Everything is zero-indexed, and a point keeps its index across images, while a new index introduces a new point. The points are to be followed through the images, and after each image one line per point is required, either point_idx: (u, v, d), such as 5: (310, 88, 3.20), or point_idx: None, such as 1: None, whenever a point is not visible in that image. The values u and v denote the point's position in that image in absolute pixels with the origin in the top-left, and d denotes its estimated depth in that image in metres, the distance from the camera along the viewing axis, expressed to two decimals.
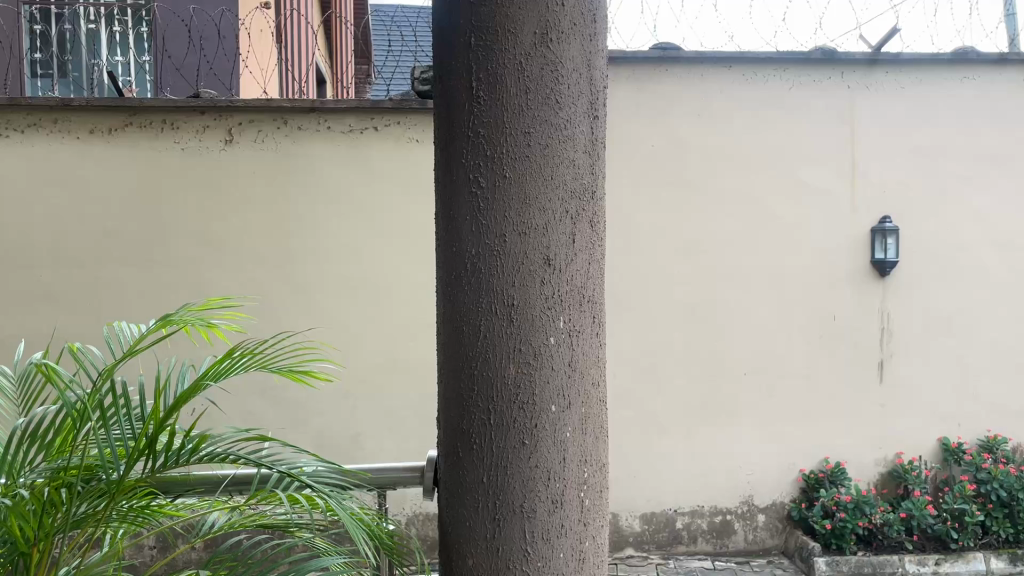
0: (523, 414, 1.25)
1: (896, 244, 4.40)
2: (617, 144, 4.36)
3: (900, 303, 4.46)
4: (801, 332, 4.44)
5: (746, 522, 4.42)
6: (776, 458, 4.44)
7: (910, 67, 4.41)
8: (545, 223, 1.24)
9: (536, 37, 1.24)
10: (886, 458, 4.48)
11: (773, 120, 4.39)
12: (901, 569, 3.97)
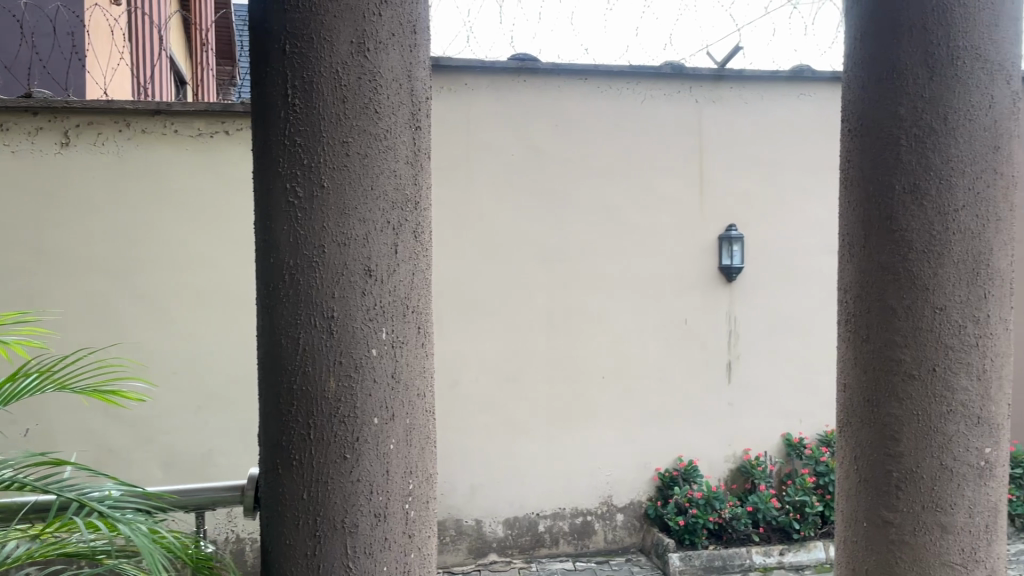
0: (343, 428, 1.23)
1: (741, 251, 4.64)
2: (477, 152, 4.39)
3: (746, 306, 4.70)
4: (656, 336, 4.60)
5: (606, 522, 4.53)
6: (633, 458, 4.58)
7: (752, 84, 4.67)
8: (365, 234, 1.23)
9: (352, 46, 1.22)
10: (735, 454, 4.71)
11: (626, 132, 4.53)
12: (748, 560, 4.18)
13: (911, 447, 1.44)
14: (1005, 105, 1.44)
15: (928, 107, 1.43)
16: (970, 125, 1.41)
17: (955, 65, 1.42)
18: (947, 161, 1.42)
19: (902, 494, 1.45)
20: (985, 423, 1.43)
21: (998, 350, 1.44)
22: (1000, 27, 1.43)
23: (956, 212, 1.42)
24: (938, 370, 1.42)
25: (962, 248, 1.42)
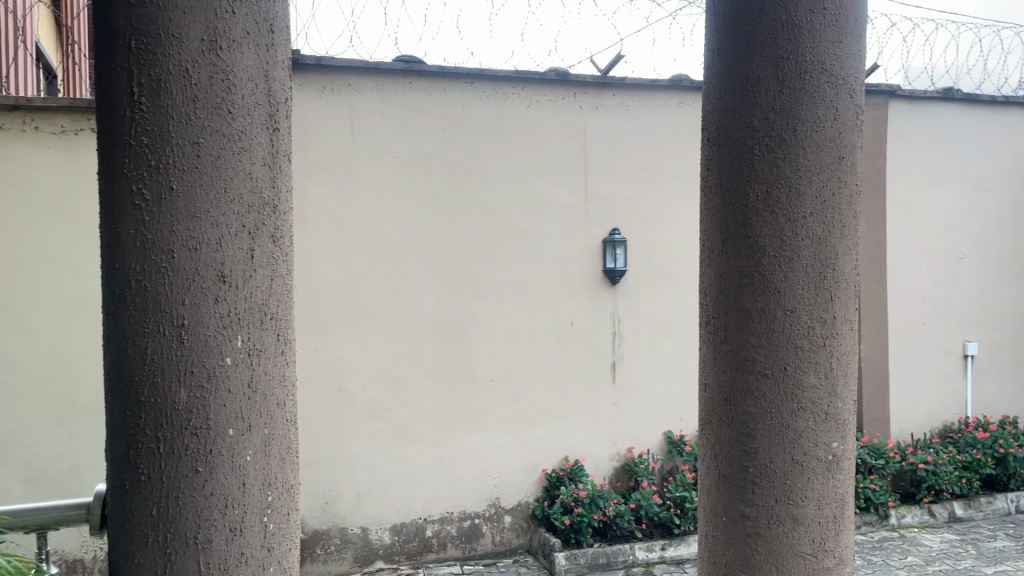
0: (195, 440, 1.18)
1: (624, 255, 4.75)
2: (362, 153, 4.34)
3: (630, 308, 4.82)
4: (542, 338, 4.66)
5: (494, 524, 4.55)
6: (521, 459, 4.62)
7: (634, 92, 4.80)
8: (218, 238, 1.19)
9: (203, 44, 1.18)
10: (619, 453, 4.82)
11: (511, 136, 4.58)
12: (631, 557, 4.27)
13: (765, 443, 1.51)
14: (849, 117, 1.52)
15: (778, 119, 1.50)
16: (816, 136, 1.49)
17: (803, 78, 1.49)
18: (796, 170, 1.50)
19: (757, 488, 1.51)
20: (833, 419, 1.51)
21: (845, 350, 1.53)
22: (845, 43, 1.51)
23: (804, 219, 1.49)
24: (789, 369, 1.50)
25: (810, 253, 1.50)
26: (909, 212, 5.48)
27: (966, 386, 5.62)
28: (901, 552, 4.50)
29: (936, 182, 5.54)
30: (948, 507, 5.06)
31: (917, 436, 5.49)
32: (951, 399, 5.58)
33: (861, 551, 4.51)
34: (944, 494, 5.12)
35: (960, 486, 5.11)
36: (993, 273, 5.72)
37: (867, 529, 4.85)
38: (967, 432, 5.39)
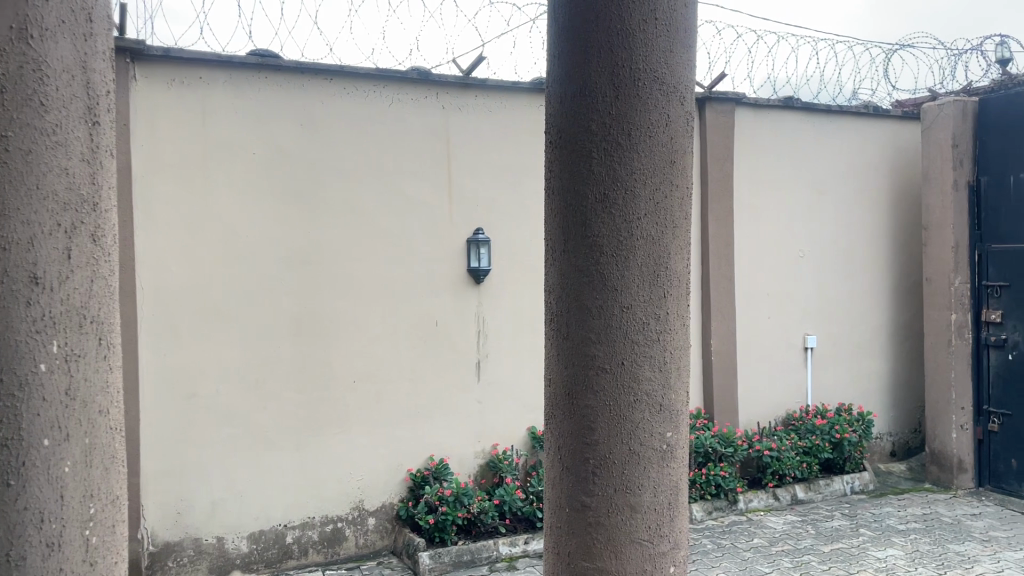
0: (7, 452, 1.09)
1: (488, 254, 4.81)
2: (214, 149, 4.19)
3: (493, 307, 4.88)
4: (405, 338, 4.64)
5: (357, 527, 4.49)
6: (384, 461, 4.59)
7: (496, 93, 4.86)
8: (30, 237, 1.11)
9: (11, 31, 1.11)
10: (483, 451, 4.87)
11: (373, 134, 4.54)
12: (495, 552, 4.34)
13: (605, 435, 1.57)
14: (681, 123, 1.60)
15: (614, 123, 1.57)
16: (650, 140, 1.57)
17: (637, 85, 1.56)
18: (631, 172, 1.57)
19: (597, 479, 1.57)
20: (667, 410, 1.59)
21: (677, 344, 1.61)
22: (676, 52, 1.59)
23: (639, 220, 1.57)
24: (626, 364, 1.56)
25: (645, 252, 1.57)
26: (755, 213, 5.80)
27: (807, 377, 6.01)
28: (747, 535, 4.76)
29: (778, 185, 5.90)
30: (790, 491, 5.40)
31: (764, 425, 5.83)
32: (793, 389, 5.95)
33: (712, 536, 4.74)
34: (787, 479, 5.45)
35: (801, 470, 5.46)
36: (830, 271, 6.14)
37: (718, 514, 5.11)
38: (807, 419, 5.77)
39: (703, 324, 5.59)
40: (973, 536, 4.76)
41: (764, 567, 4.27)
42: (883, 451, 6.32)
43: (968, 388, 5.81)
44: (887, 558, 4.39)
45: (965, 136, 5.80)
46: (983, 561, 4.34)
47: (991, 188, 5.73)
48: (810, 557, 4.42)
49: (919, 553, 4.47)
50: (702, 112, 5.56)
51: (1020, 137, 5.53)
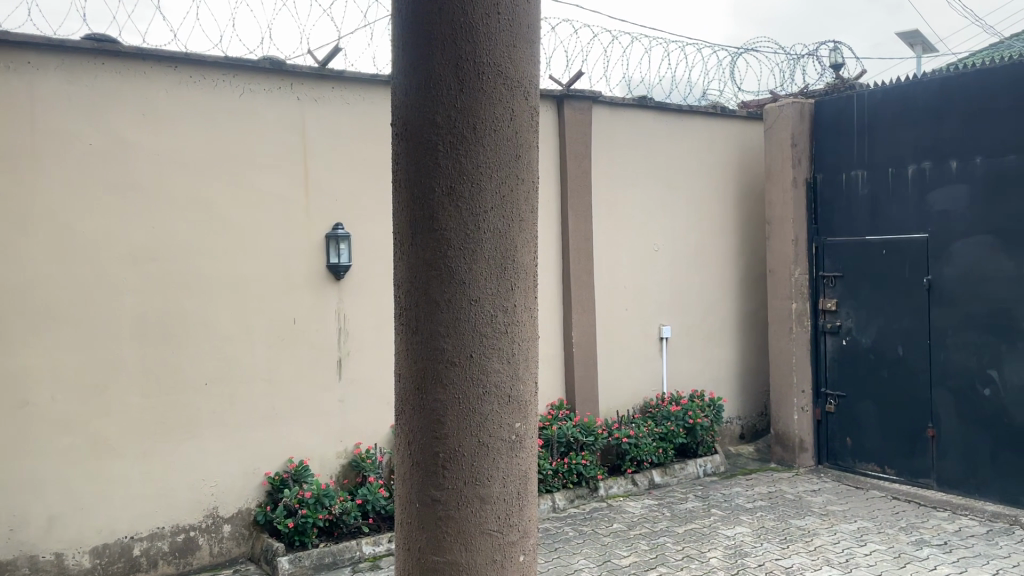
0: None
1: (348, 250, 4.76)
2: (47, 140, 3.91)
3: (353, 303, 4.83)
4: (261, 337, 4.51)
5: (211, 535, 4.32)
6: (240, 464, 4.44)
7: (353, 85, 4.82)
8: None
9: None
10: (345, 450, 4.82)
11: (224, 126, 4.38)
12: (358, 552, 4.29)
13: (453, 428, 1.57)
14: (525, 118, 1.63)
15: (459, 116, 1.57)
16: (495, 134, 1.59)
17: (481, 80, 1.58)
18: (477, 166, 1.58)
19: (447, 473, 1.57)
20: (516, 401, 1.61)
21: (524, 335, 1.63)
22: (518, 48, 1.62)
23: (486, 213, 1.58)
24: (475, 356, 1.57)
25: (492, 245, 1.58)
26: (612, 208, 5.98)
27: (662, 365, 6.26)
28: (607, 520, 4.91)
29: (634, 181, 6.11)
30: (648, 476, 5.61)
31: (622, 413, 6.02)
32: (649, 377, 6.18)
33: (573, 523, 4.86)
34: (645, 464, 5.66)
35: (657, 455, 5.68)
36: (683, 264, 6.42)
37: (580, 502, 5.23)
38: (663, 406, 6.00)
39: (564, 317, 5.71)
40: (812, 511, 5.11)
41: (622, 550, 4.41)
42: (733, 434, 6.68)
43: (808, 372, 6.22)
44: (736, 536, 4.64)
45: (802, 136, 6.20)
46: (821, 533, 4.66)
47: (825, 185, 6.16)
48: (665, 538, 4.61)
49: (765, 529, 4.75)
50: (561, 109, 5.67)
51: (850, 138, 5.96)
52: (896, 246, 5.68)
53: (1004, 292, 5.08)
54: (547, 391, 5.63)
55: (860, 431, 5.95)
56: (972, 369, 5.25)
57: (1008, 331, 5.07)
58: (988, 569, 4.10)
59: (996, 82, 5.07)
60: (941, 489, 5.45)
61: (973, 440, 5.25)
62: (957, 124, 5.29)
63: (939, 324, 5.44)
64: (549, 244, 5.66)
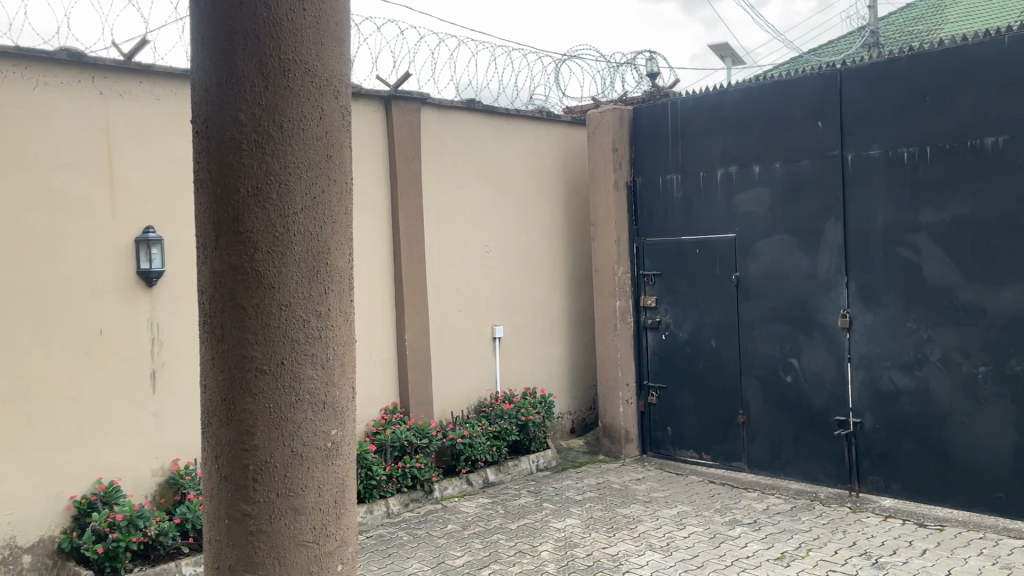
0: None
1: (161, 254, 4.52)
2: None
3: (168, 311, 4.58)
4: (63, 350, 4.16)
5: (8, 568, 3.94)
6: (40, 489, 4.08)
7: (162, 81, 4.57)
8: None
9: None
10: (162, 468, 4.56)
11: (16, 121, 4.01)
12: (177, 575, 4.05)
13: (265, 439, 1.51)
14: (336, 117, 1.59)
15: (264, 114, 1.52)
16: (303, 133, 1.54)
17: (287, 77, 1.53)
18: (284, 166, 1.53)
19: (258, 485, 1.52)
20: (332, 408, 1.57)
21: (340, 340, 1.59)
22: (327, 44, 1.58)
23: (295, 214, 1.53)
24: (286, 363, 1.52)
25: (302, 248, 1.54)
26: (443, 210, 5.99)
27: (495, 365, 6.34)
28: (441, 522, 4.91)
29: (463, 183, 6.15)
30: (482, 475, 5.66)
31: (456, 414, 6.05)
32: (482, 377, 6.25)
33: (407, 527, 4.83)
34: (479, 464, 5.71)
35: (491, 454, 5.75)
36: (513, 264, 6.53)
37: (415, 505, 5.20)
38: (496, 405, 6.09)
39: (395, 320, 5.66)
40: (637, 498, 5.35)
41: (456, 551, 4.43)
42: (564, 429, 6.88)
43: (632, 366, 6.51)
44: (565, 528, 4.78)
45: (623, 141, 6.48)
46: (644, 520, 4.89)
47: (644, 188, 6.47)
48: (498, 536, 4.67)
49: (593, 519, 4.93)
50: (388, 110, 5.61)
51: (665, 143, 6.30)
52: (708, 245, 6.06)
53: (801, 286, 5.53)
54: (379, 395, 5.56)
55: (679, 421, 6.29)
56: (776, 358, 5.68)
57: (806, 322, 5.53)
58: (792, 542, 4.46)
59: (791, 94, 5.52)
60: (752, 471, 5.86)
61: (777, 423, 5.68)
62: (759, 131, 5.71)
63: (747, 317, 5.85)
64: (379, 247, 5.58)
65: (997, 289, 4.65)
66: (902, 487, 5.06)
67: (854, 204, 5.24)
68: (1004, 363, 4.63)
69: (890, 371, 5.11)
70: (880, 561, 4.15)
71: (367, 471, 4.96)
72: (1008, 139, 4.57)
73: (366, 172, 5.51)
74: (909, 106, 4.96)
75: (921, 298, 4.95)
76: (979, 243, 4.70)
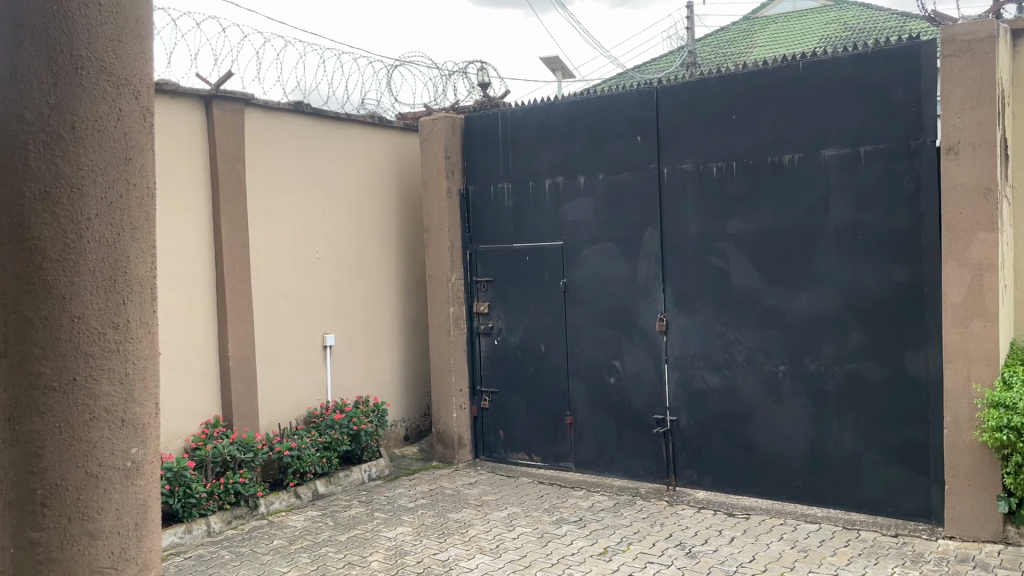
0: None
1: None
2: None
3: None
4: None
5: None
6: None
7: None
8: None
9: None
10: None
11: None
12: None
13: (55, 461, 1.41)
14: (136, 119, 1.52)
15: (54, 113, 1.42)
16: (98, 135, 1.46)
17: (79, 75, 1.45)
18: (76, 169, 1.43)
19: (47, 511, 1.41)
20: (131, 425, 1.49)
21: (141, 353, 1.52)
22: (125, 43, 1.51)
23: (89, 220, 1.44)
24: (78, 379, 1.43)
25: (98, 257, 1.45)
26: (269, 215, 5.81)
27: (325, 374, 6.21)
28: (266, 538, 4.76)
29: (291, 188, 5.99)
30: (311, 487, 5.53)
31: (284, 425, 5.87)
32: (312, 386, 6.11)
33: (229, 545, 4.63)
34: (308, 476, 5.57)
35: (321, 466, 5.63)
36: (344, 271, 6.43)
37: (238, 522, 5.01)
38: (326, 415, 5.95)
39: (218, 329, 5.42)
40: (468, 503, 5.41)
41: (281, 567, 4.31)
42: (398, 436, 6.84)
43: (464, 372, 6.58)
44: (396, 536, 4.75)
45: (455, 149, 6.54)
46: (475, 523, 4.95)
47: (476, 196, 6.57)
48: (327, 548, 4.58)
49: (424, 526, 4.93)
50: (209, 109, 5.36)
51: (496, 152, 6.42)
52: (537, 252, 6.23)
53: (623, 292, 5.80)
54: (200, 409, 5.30)
55: (511, 424, 6.42)
56: (601, 361, 5.92)
57: (627, 326, 5.79)
58: (614, 537, 4.66)
59: (613, 108, 5.78)
60: (578, 470, 6.07)
61: (602, 423, 5.92)
62: (584, 143, 5.94)
63: (573, 322, 6.07)
64: (199, 253, 5.32)
65: (793, 294, 5.07)
66: (713, 480, 5.42)
67: (670, 214, 5.56)
68: (801, 362, 5.06)
69: (702, 371, 5.45)
70: (693, 550, 4.42)
71: (185, 489, 4.71)
72: (802, 157, 5.01)
73: (184, 174, 5.24)
74: (718, 123, 5.33)
75: (729, 303, 5.32)
76: (778, 252, 5.12)
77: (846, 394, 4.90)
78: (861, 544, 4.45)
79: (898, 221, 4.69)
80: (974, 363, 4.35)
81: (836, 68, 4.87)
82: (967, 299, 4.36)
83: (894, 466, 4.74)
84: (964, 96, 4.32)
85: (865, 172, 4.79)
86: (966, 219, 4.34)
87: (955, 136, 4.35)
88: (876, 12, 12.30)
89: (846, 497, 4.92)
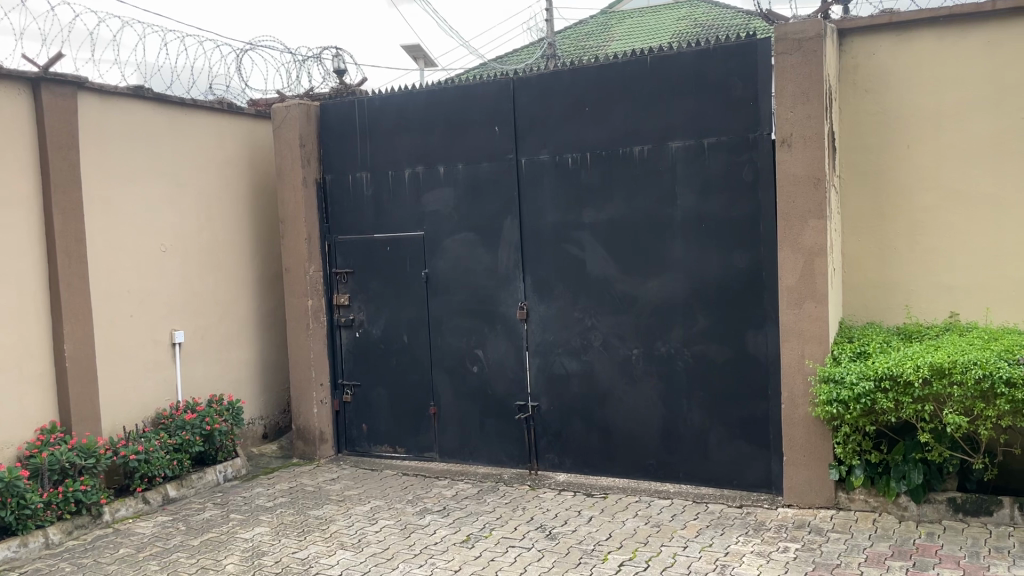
0: None
1: None
2: None
3: None
4: None
5: None
6: None
7: None
8: None
9: None
10: None
11: None
12: None
13: None
14: None
15: None
16: None
17: None
18: None
19: None
20: None
21: None
22: None
23: None
24: None
25: None
26: (109, 206, 5.48)
27: (175, 372, 5.94)
28: (111, 547, 4.50)
29: (131, 178, 5.67)
30: (161, 492, 5.29)
31: (130, 428, 5.57)
32: (161, 386, 5.83)
33: (70, 558, 4.37)
34: (157, 480, 5.31)
35: (171, 469, 5.38)
36: (193, 264, 6.17)
37: (80, 533, 4.72)
38: (176, 416, 5.67)
39: (52, 328, 5.06)
40: (330, 499, 5.31)
41: None
42: (256, 435, 6.64)
43: (325, 365, 6.46)
44: (253, 537, 4.62)
45: (310, 137, 6.39)
46: (337, 519, 4.87)
47: (334, 185, 6.43)
48: (178, 555, 4.39)
49: (282, 525, 4.81)
50: (37, 93, 4.98)
51: (353, 141, 6.31)
52: (397, 242, 6.17)
53: (484, 281, 5.85)
54: (33, 415, 4.93)
55: (374, 416, 6.36)
56: (463, 350, 5.95)
57: (488, 315, 5.85)
58: (476, 524, 4.71)
59: (471, 99, 5.80)
60: (442, 460, 6.09)
61: (465, 412, 5.97)
62: (442, 133, 5.93)
63: (435, 312, 6.06)
64: (29, 247, 4.95)
65: (645, 280, 5.27)
66: (573, 462, 5.57)
67: (528, 204, 5.64)
68: (652, 345, 5.27)
69: (561, 357, 5.58)
70: (553, 532, 4.53)
71: (19, 500, 4.37)
72: (651, 148, 5.20)
73: (10, 163, 4.84)
74: (573, 115, 5.44)
75: (586, 290, 5.47)
76: (630, 241, 5.30)
77: (694, 376, 5.14)
78: (709, 517, 4.69)
79: (739, 209, 4.95)
80: (808, 341, 4.66)
81: (680, 62, 5.08)
82: (801, 282, 4.67)
83: (738, 441, 5.02)
84: (796, 93, 4.61)
85: (708, 164, 5.03)
86: (798, 208, 4.64)
87: (788, 129, 4.64)
88: (724, 9, 12.86)
89: (696, 473, 5.17)
